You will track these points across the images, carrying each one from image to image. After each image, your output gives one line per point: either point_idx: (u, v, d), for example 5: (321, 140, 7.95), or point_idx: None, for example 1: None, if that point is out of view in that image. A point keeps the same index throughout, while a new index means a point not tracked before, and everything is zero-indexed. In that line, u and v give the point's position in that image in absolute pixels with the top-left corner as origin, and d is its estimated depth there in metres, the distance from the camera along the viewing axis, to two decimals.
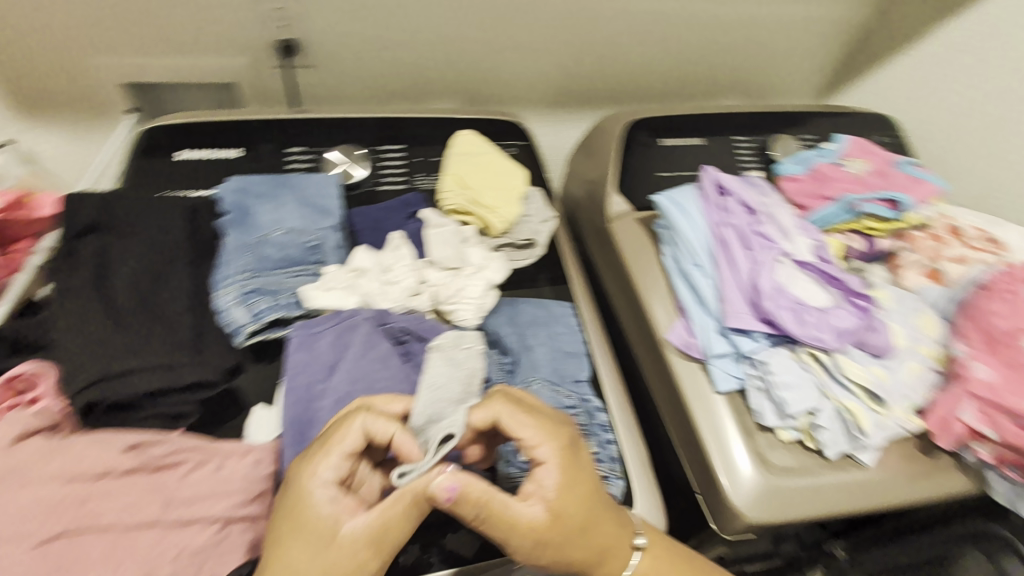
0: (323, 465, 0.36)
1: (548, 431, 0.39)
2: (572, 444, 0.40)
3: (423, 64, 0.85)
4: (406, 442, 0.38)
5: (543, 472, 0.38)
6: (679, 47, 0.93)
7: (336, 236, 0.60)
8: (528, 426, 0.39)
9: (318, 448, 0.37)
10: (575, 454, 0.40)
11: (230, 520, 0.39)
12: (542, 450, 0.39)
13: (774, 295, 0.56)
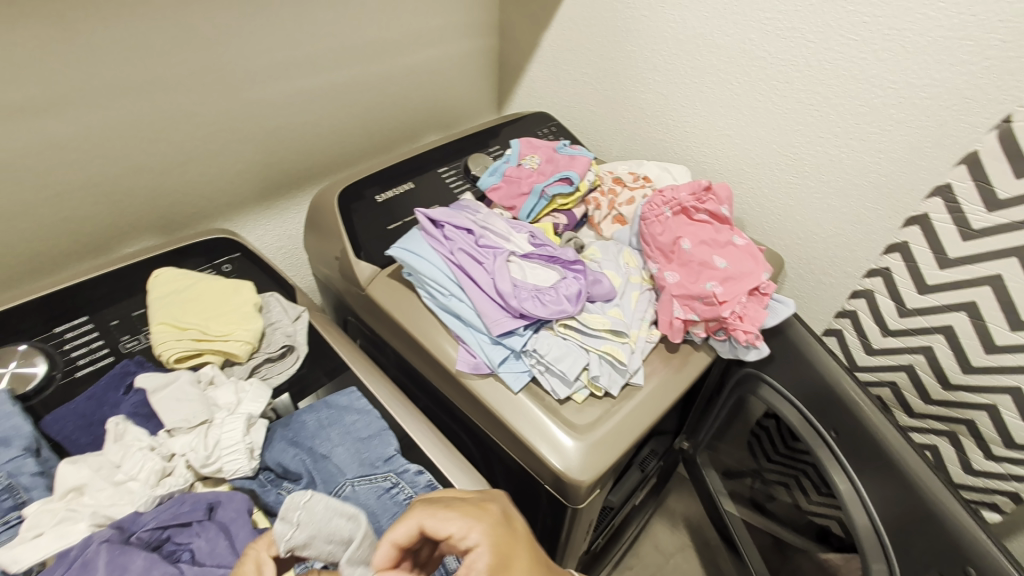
0: None
1: (469, 513, 0.39)
2: (500, 519, 0.40)
3: (75, 217, 0.72)
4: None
5: (475, 556, 0.38)
6: (351, 110, 0.97)
7: (32, 461, 0.47)
8: (453, 518, 0.39)
9: None
10: (510, 531, 0.40)
11: None
12: (471, 537, 0.38)
13: (516, 291, 0.63)
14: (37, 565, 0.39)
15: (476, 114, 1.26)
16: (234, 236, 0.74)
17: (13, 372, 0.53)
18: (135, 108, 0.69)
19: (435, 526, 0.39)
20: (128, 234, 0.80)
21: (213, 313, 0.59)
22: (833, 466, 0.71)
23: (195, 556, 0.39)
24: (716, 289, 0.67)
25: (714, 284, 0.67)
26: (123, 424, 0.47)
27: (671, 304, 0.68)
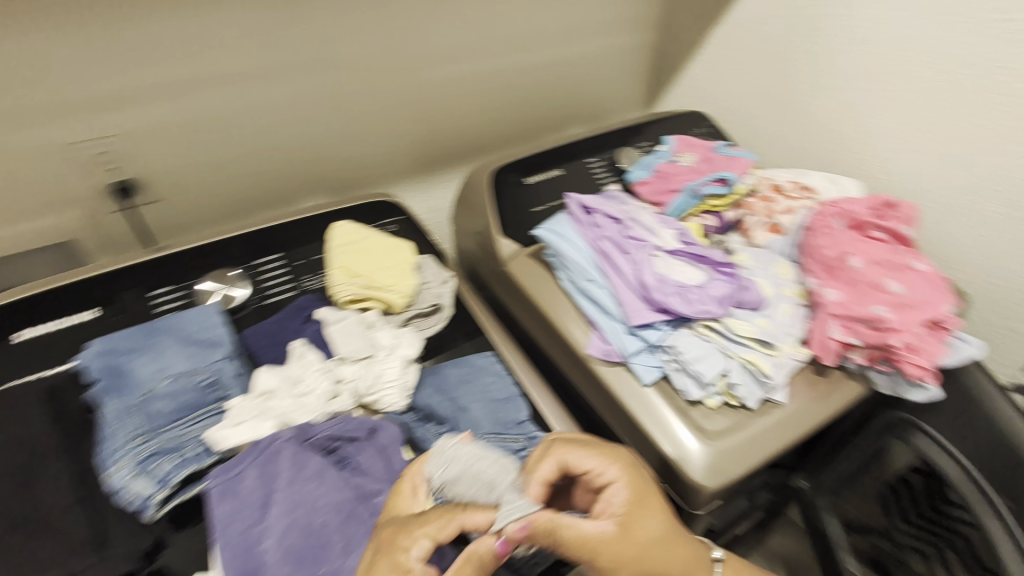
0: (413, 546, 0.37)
1: (604, 452, 0.47)
2: (635, 463, 0.48)
3: (274, 168, 0.86)
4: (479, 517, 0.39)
5: (612, 487, 0.45)
6: (508, 96, 1.03)
7: (233, 364, 0.57)
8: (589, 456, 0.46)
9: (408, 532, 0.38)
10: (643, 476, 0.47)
11: None
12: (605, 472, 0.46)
13: (659, 285, 0.62)
14: (236, 447, 0.47)
15: (628, 110, 1.26)
16: (397, 201, 0.80)
17: (223, 291, 0.63)
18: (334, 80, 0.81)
19: (574, 461, 0.46)
20: (308, 189, 0.93)
21: (380, 265, 0.65)
22: (998, 532, 0.64)
23: (358, 468, 0.45)
24: (886, 314, 0.60)
25: (885, 308, 0.60)
26: (305, 346, 0.54)
27: (827, 323, 0.63)
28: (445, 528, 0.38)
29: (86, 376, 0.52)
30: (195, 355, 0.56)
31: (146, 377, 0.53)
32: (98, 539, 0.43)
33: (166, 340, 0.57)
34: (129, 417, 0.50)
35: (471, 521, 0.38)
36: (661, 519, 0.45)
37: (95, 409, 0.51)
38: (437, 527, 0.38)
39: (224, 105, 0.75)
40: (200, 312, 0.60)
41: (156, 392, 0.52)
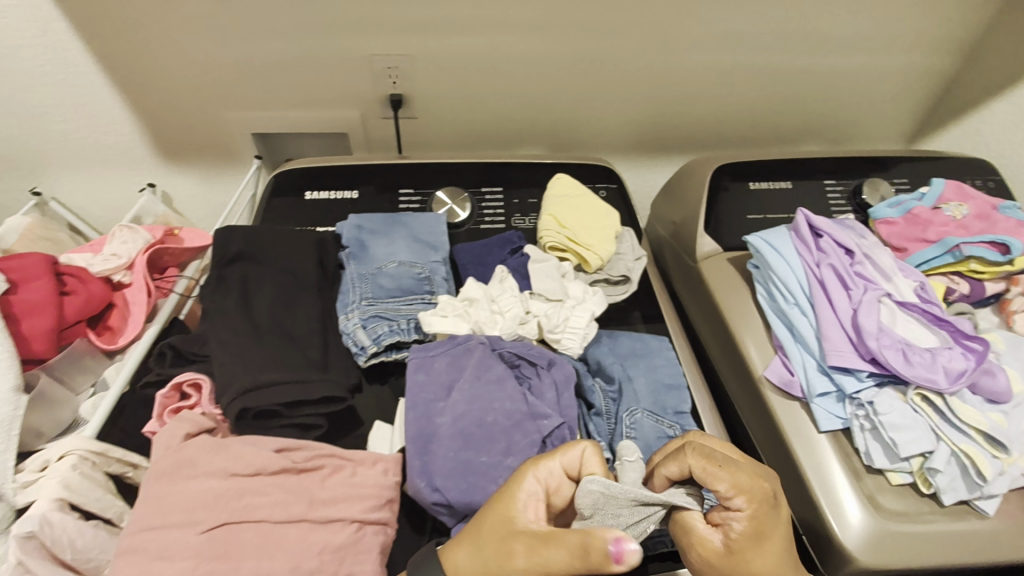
0: (531, 478, 0.39)
1: (735, 470, 0.42)
2: (770, 498, 0.42)
3: (511, 113, 0.95)
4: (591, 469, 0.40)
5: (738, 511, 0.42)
6: (755, 95, 0.97)
7: (445, 269, 0.66)
8: (720, 469, 0.42)
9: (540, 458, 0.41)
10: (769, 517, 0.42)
11: (350, 545, 0.41)
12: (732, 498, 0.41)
13: (879, 334, 0.55)
14: (435, 334, 0.54)
15: (884, 140, 1.11)
16: (613, 169, 0.82)
17: (450, 206, 0.73)
18: (594, 45, 0.86)
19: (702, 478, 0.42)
20: (530, 139, 1.01)
21: (586, 223, 0.68)
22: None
23: (530, 389, 0.49)
24: None
25: None
26: (506, 272, 0.61)
27: None
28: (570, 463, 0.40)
29: (342, 241, 0.65)
30: (417, 251, 0.66)
31: (380, 255, 0.64)
32: (324, 362, 0.54)
33: (401, 232, 0.67)
34: (362, 283, 0.61)
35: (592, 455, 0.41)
36: (773, 566, 0.41)
37: (341, 268, 0.64)
38: (562, 456, 0.41)
39: (497, 48, 0.84)
40: (428, 218, 0.69)
41: (386, 270, 0.63)
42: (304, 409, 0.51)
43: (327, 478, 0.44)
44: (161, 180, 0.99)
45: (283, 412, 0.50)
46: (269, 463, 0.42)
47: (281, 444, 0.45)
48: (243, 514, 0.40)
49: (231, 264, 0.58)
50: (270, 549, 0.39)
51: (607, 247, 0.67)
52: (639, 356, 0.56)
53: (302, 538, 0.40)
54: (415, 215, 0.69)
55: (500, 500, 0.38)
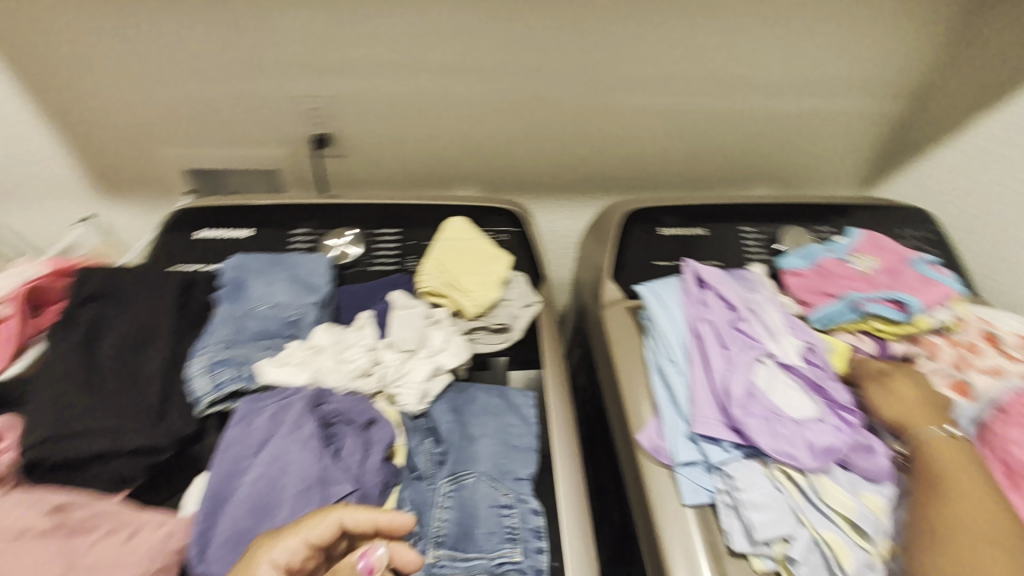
0: (278, 547, 0.37)
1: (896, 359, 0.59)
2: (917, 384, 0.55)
3: (437, 149, 0.96)
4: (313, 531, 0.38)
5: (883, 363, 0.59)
6: (689, 137, 0.96)
7: (316, 311, 0.63)
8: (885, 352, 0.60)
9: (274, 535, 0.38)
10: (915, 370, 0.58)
11: None
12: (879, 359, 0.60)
13: (747, 402, 0.51)
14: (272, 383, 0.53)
15: (839, 185, 1.07)
16: (524, 212, 0.80)
17: (341, 246, 0.72)
18: (509, 84, 0.87)
19: (353, 525, 0.38)
20: (463, 177, 1.01)
21: (470, 269, 0.66)
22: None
23: (339, 448, 0.46)
24: None
25: None
26: (366, 319, 0.59)
27: None
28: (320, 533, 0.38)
29: (218, 281, 0.64)
30: (292, 293, 0.64)
31: (255, 297, 0.63)
32: (161, 409, 0.52)
33: (280, 273, 0.66)
34: (225, 326, 0.60)
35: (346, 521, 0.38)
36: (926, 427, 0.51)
37: (212, 308, 0.63)
38: (305, 529, 0.38)
39: (414, 90, 0.86)
40: (311, 264, 0.67)
41: (253, 312, 0.62)
42: (114, 463, 0.48)
43: (96, 542, 0.40)
44: (104, 212, 1.02)
45: (91, 463, 0.48)
46: (18, 535, 0.40)
47: (51, 503, 0.42)
48: None
49: (87, 303, 0.58)
50: None
51: (488, 297, 0.64)
52: (484, 416, 0.52)
53: None
54: (302, 259, 0.68)
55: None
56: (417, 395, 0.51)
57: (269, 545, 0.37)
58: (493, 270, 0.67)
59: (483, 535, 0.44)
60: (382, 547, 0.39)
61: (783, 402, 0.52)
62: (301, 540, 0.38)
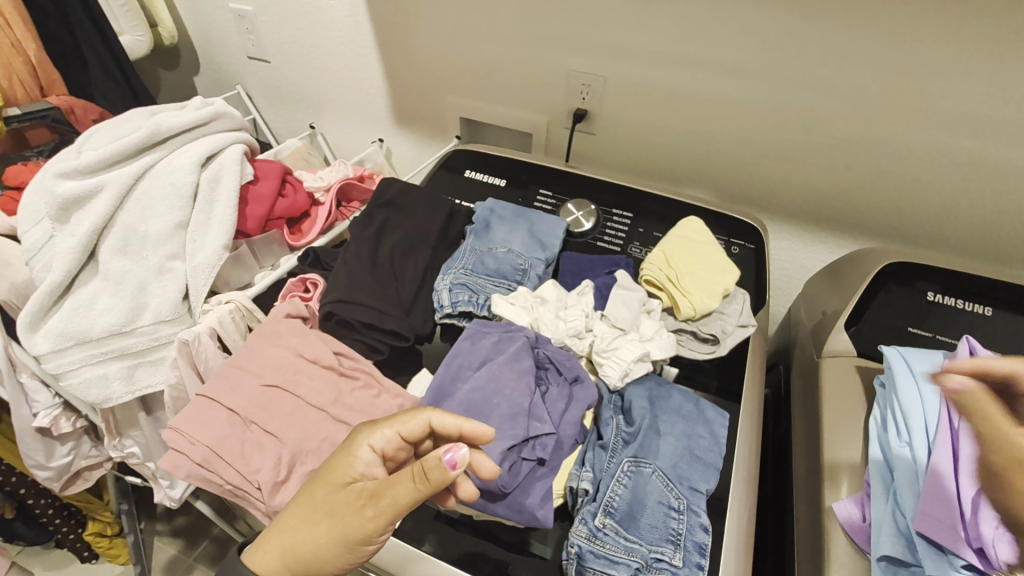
0: (374, 433, 0.43)
1: None
2: None
3: (684, 147, 0.94)
4: (406, 426, 0.43)
5: None
6: (1007, 205, 0.77)
7: (542, 267, 0.69)
8: None
9: (375, 422, 0.44)
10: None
11: None
12: None
13: (1003, 526, 0.42)
14: (499, 316, 0.59)
15: None
16: (764, 230, 0.75)
17: (577, 216, 0.76)
18: (788, 96, 0.81)
19: (439, 427, 0.42)
20: (699, 182, 0.98)
21: (696, 272, 0.65)
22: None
23: (546, 394, 0.50)
24: None
25: None
26: (588, 288, 0.62)
27: None
28: (413, 426, 0.43)
29: (472, 217, 0.74)
30: (527, 245, 0.71)
31: (496, 239, 0.71)
32: (409, 307, 0.63)
33: (522, 224, 0.73)
34: (469, 257, 0.69)
35: (434, 421, 0.42)
36: None
37: (462, 239, 0.73)
38: (399, 422, 0.43)
39: (684, 83, 0.86)
40: (548, 224, 0.73)
41: (493, 251, 0.69)
42: (375, 335, 0.60)
43: (356, 388, 0.51)
44: (389, 139, 1.25)
45: (358, 328, 0.61)
46: (311, 362, 0.52)
47: (334, 347, 0.54)
48: (272, 398, 0.50)
49: (383, 207, 0.72)
50: (283, 425, 0.48)
51: (708, 304, 0.63)
52: (679, 417, 0.52)
53: (306, 432, 0.48)
54: (541, 218, 0.74)
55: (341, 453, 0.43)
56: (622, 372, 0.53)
57: (366, 429, 0.43)
58: (720, 280, 0.65)
59: (647, 527, 0.45)
60: (464, 445, 0.38)
61: None
62: (394, 430, 0.43)
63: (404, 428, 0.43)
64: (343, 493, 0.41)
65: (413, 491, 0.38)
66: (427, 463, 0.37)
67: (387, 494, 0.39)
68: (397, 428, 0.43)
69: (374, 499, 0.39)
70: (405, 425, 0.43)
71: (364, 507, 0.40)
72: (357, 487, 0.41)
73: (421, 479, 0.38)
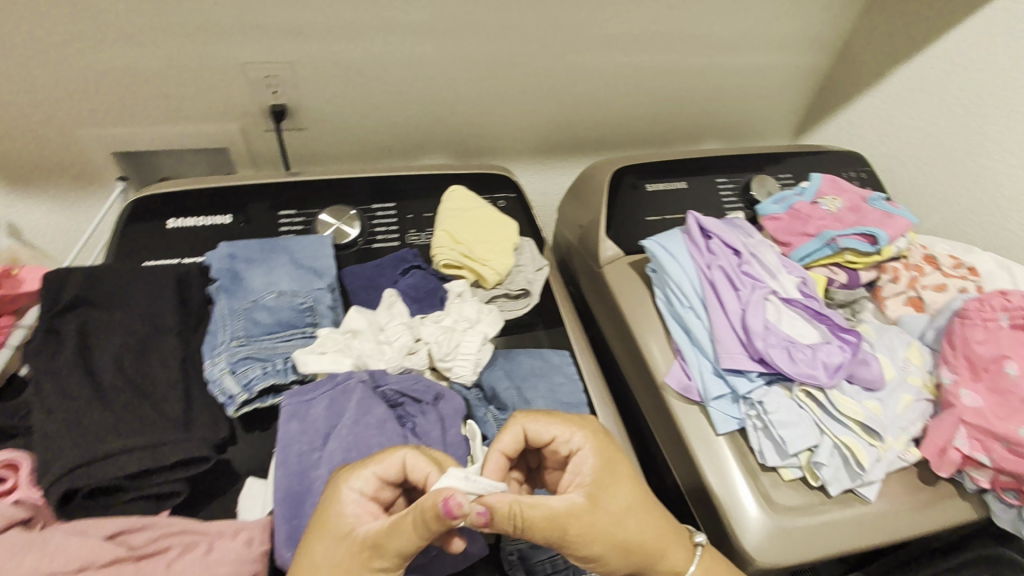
0: (354, 479, 0.38)
1: (858, 260, 0.71)
2: (876, 268, 0.72)
3: (408, 119, 0.92)
4: (386, 465, 0.38)
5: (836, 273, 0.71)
6: (651, 96, 1.02)
7: (329, 296, 0.60)
8: (850, 257, 0.71)
9: (353, 466, 0.39)
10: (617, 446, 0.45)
11: None
12: (838, 271, 0.71)
13: (765, 337, 0.57)
14: (313, 374, 0.49)
15: (774, 135, 1.24)
16: (512, 176, 0.80)
17: (337, 226, 0.67)
18: (487, 50, 0.85)
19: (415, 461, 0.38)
20: (432, 147, 0.98)
21: (483, 236, 0.66)
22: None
23: (415, 428, 0.46)
24: None
25: None
26: (395, 297, 0.57)
27: (974, 326, 0.57)
28: (388, 463, 0.39)
29: (210, 273, 0.58)
30: (300, 279, 0.60)
31: (257, 286, 0.58)
32: (186, 419, 0.48)
33: (280, 258, 0.61)
34: (232, 321, 0.55)
35: (411, 461, 0.38)
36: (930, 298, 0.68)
37: (210, 304, 0.57)
38: (376, 462, 0.38)
39: (384, 55, 0.81)
40: (311, 246, 0.63)
41: (262, 303, 0.57)
42: (157, 477, 0.45)
43: (174, 561, 0.38)
44: None
45: (126, 485, 0.44)
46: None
47: (100, 531, 0.38)
48: None
49: (68, 313, 0.51)
50: None
51: (506, 264, 0.65)
52: (537, 379, 0.54)
53: None
54: (298, 242, 0.63)
55: (321, 516, 0.37)
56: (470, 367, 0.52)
57: (348, 473, 0.38)
58: (505, 237, 0.67)
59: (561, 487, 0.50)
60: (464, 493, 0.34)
61: (796, 333, 0.58)
62: (372, 470, 0.38)
63: (387, 467, 0.38)
64: (345, 544, 0.35)
65: (415, 540, 0.34)
66: (423, 509, 0.34)
67: (392, 542, 0.35)
68: (383, 463, 0.38)
69: (379, 549, 0.35)
70: (390, 460, 0.38)
71: (368, 559, 0.35)
72: (359, 534, 0.36)
73: (421, 526, 0.34)
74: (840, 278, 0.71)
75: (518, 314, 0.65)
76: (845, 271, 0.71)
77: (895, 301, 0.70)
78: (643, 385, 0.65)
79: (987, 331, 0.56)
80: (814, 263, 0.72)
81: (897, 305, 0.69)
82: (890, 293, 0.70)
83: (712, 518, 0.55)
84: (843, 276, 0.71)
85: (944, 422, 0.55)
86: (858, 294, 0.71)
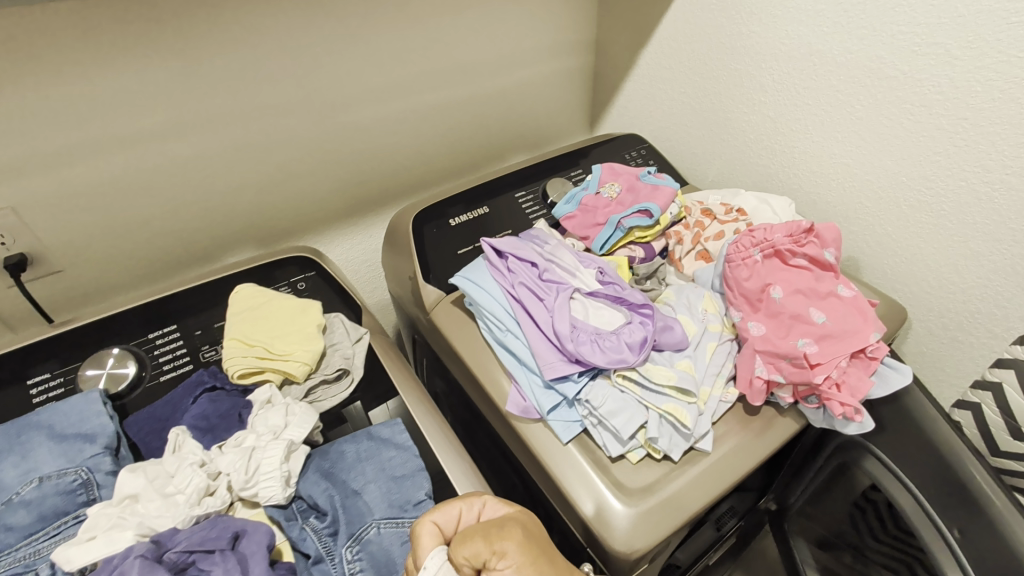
0: None
1: (647, 234, 0.77)
2: (663, 236, 0.79)
3: (188, 225, 0.85)
4: None
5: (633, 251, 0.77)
6: (438, 132, 1.04)
7: (109, 460, 0.52)
8: (639, 233, 0.77)
9: None
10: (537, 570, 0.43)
11: None
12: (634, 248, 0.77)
13: (574, 338, 0.59)
14: (87, 567, 0.42)
15: (572, 134, 1.33)
16: (311, 252, 0.76)
17: (108, 374, 0.59)
18: (246, 134, 0.81)
19: None
20: (230, 245, 0.92)
21: (280, 329, 0.61)
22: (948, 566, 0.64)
23: None
24: (824, 320, 0.59)
25: (829, 254, 0.63)
26: (181, 436, 0.50)
27: (738, 265, 0.64)
28: None
29: None
30: (64, 454, 0.51)
31: (8, 481, 0.48)
32: None
33: (34, 438, 0.51)
34: None
35: None
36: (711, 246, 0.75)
37: None
38: None
39: (127, 169, 0.74)
40: (74, 408, 0.53)
41: (16, 501, 0.47)
42: None
43: None
44: None
45: None
46: None
47: None
48: None
49: None
50: None
51: (315, 349, 0.60)
52: (362, 467, 0.50)
53: None
54: (54, 410, 0.53)
55: None
56: (279, 485, 0.47)
57: None
58: (307, 321, 0.63)
59: None
60: None
61: (602, 323, 0.61)
62: None
63: None
64: None
65: None
66: None
67: None
68: None
69: None
70: None
71: None
72: None
73: None
74: (637, 254, 0.77)
75: (343, 396, 0.61)
76: (640, 247, 0.78)
77: (686, 259, 0.76)
78: (497, 419, 0.64)
79: (748, 268, 0.63)
80: (613, 248, 0.77)
81: (689, 262, 0.76)
82: (681, 253, 0.77)
83: (587, 530, 0.55)
84: (639, 251, 0.77)
85: (743, 357, 0.60)
86: (656, 263, 0.77)
